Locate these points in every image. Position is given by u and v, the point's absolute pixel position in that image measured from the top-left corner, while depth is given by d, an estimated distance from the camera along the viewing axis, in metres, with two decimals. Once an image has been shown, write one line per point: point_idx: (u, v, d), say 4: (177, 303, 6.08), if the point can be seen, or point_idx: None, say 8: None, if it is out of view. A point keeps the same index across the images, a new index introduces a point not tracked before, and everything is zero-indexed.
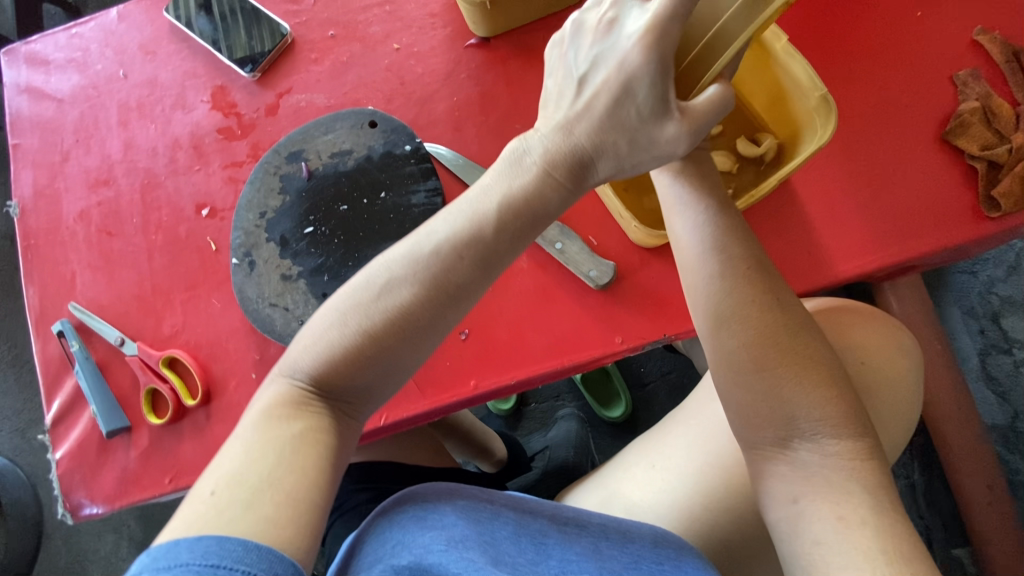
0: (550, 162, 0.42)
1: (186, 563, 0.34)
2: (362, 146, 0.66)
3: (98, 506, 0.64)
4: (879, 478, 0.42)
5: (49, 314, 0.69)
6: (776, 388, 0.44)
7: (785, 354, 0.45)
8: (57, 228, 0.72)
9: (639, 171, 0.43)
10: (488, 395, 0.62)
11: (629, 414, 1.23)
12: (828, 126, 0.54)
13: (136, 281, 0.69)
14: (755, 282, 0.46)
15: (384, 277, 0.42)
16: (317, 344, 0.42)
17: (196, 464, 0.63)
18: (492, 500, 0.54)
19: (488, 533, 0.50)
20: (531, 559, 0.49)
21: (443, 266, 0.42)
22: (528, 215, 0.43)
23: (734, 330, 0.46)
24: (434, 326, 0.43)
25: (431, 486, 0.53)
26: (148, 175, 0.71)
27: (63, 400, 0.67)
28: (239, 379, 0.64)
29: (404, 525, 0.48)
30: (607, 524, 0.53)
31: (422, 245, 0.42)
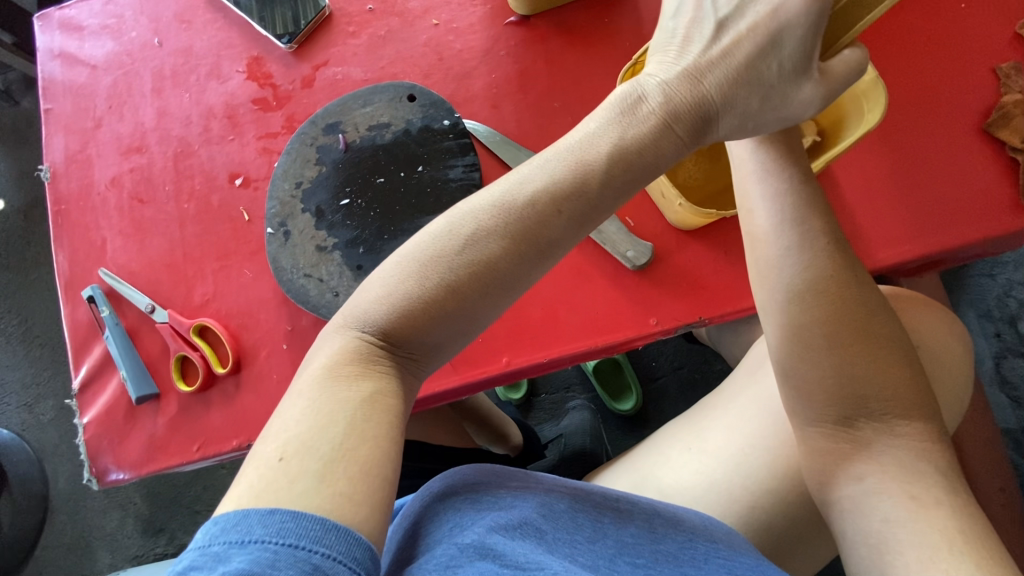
0: (670, 103, 0.42)
1: (262, 540, 0.34)
2: (400, 119, 0.66)
3: (125, 472, 0.64)
4: (944, 460, 0.44)
5: (78, 279, 0.69)
6: (851, 366, 0.45)
7: (862, 333, 0.45)
8: (88, 194, 0.71)
9: (757, 130, 0.45)
10: (521, 372, 0.62)
11: (640, 406, 1.23)
12: (876, 111, 0.53)
13: (168, 248, 0.69)
14: (831, 259, 0.47)
15: (472, 228, 0.41)
16: (389, 297, 0.42)
17: (224, 433, 0.63)
18: (543, 481, 0.54)
19: (546, 507, 0.49)
20: (588, 536, 0.48)
21: (531, 220, 0.41)
22: (639, 167, 0.42)
23: (809, 304, 0.46)
24: (516, 280, 0.42)
25: (481, 470, 0.54)
26: (181, 143, 0.71)
27: (91, 365, 0.66)
28: (269, 349, 0.64)
29: (460, 507, 0.48)
30: (656, 504, 0.54)
31: (513, 194, 0.41)
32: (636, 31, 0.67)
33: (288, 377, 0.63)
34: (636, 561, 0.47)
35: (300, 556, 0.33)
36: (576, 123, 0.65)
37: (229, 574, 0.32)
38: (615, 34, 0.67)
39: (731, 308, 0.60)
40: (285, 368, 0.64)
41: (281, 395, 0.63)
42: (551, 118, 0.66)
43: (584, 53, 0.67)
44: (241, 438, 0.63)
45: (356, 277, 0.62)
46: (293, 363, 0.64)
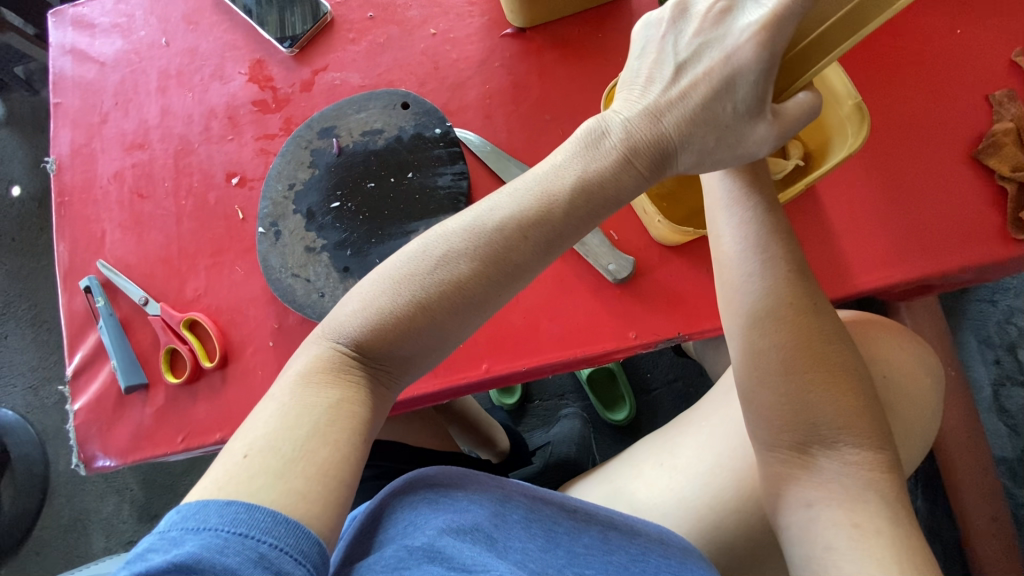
0: (627, 138, 0.44)
1: (216, 528, 0.35)
2: (393, 126, 0.67)
3: (111, 459, 0.66)
4: (894, 491, 0.44)
5: (77, 269, 0.71)
6: (805, 393, 0.45)
7: (819, 360, 0.46)
8: (91, 187, 0.74)
9: (716, 166, 0.46)
10: (500, 380, 0.62)
11: (632, 418, 1.23)
12: (860, 135, 0.53)
13: (164, 243, 0.70)
14: (793, 289, 0.47)
15: (443, 249, 0.43)
16: (364, 311, 0.43)
17: (209, 425, 0.65)
18: (504, 485, 0.55)
19: (500, 516, 0.51)
20: (540, 545, 0.50)
21: (498, 243, 0.43)
22: (600, 199, 0.44)
23: (769, 330, 0.47)
24: (484, 300, 0.43)
25: (444, 469, 0.55)
26: (182, 141, 0.73)
27: (84, 354, 0.68)
28: (256, 345, 0.66)
29: (415, 506, 0.50)
30: (615, 517, 0.54)
31: (481, 221, 0.43)
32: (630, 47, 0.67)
33: (273, 373, 0.65)
34: (584, 571, 0.48)
35: (249, 544, 0.35)
36: (566, 135, 0.66)
37: (181, 557, 0.34)
38: (609, 50, 0.68)
39: (709, 324, 0.60)
40: (270, 365, 0.65)
41: (265, 392, 0.64)
42: (542, 130, 0.67)
43: (576, 67, 0.68)
44: (224, 431, 0.64)
45: (342, 279, 0.64)
46: (278, 360, 0.65)
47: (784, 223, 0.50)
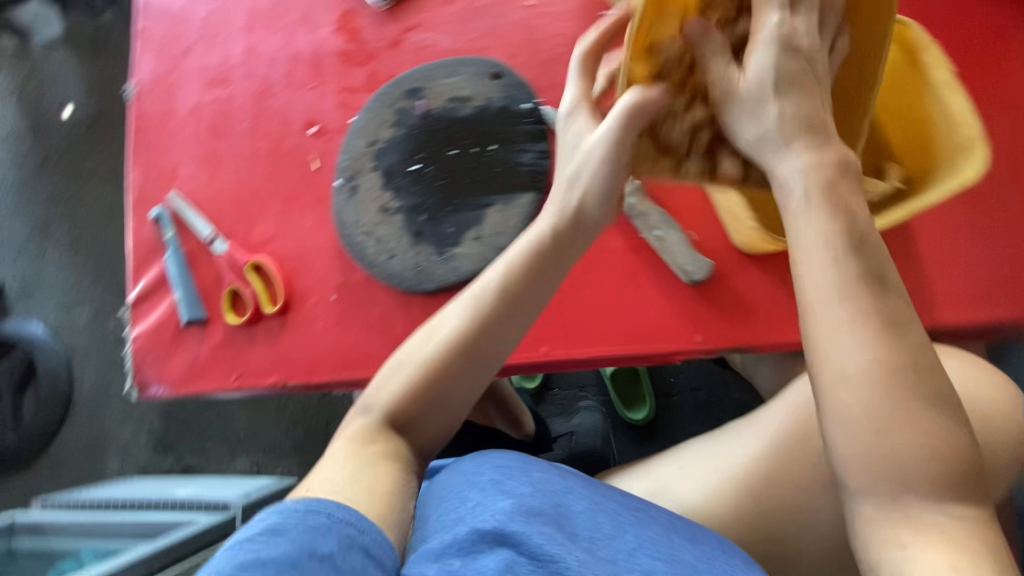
0: (569, 220, 0.48)
1: (312, 514, 0.40)
2: (482, 96, 0.66)
3: (166, 388, 0.67)
4: (988, 543, 0.38)
5: (148, 198, 0.72)
6: (901, 423, 0.38)
7: (914, 386, 0.38)
8: (169, 118, 0.73)
9: (593, 181, 0.47)
10: (557, 364, 0.62)
11: (650, 418, 1.24)
12: (974, 168, 0.51)
13: (236, 183, 0.70)
14: (878, 315, 0.39)
15: (442, 315, 0.49)
16: (388, 386, 0.48)
17: (264, 369, 0.65)
18: (566, 478, 0.56)
19: (563, 504, 0.51)
20: (607, 534, 0.49)
21: (494, 307, 0.47)
22: (554, 255, 0.48)
23: (863, 347, 0.39)
24: (492, 349, 0.48)
25: (506, 455, 0.58)
26: (263, 84, 0.72)
27: (148, 282, 0.69)
28: (318, 297, 0.66)
29: (483, 488, 0.51)
30: (676, 518, 0.54)
31: (466, 297, 0.48)
32: None
33: (332, 326, 0.65)
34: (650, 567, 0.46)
35: (343, 526, 0.40)
36: None
37: (286, 541, 0.38)
38: None
39: (776, 337, 0.59)
40: (330, 318, 0.65)
41: (323, 343, 0.65)
42: None
43: None
44: (278, 375, 0.65)
45: (413, 243, 0.64)
46: (338, 315, 0.65)
47: (873, 239, 0.41)
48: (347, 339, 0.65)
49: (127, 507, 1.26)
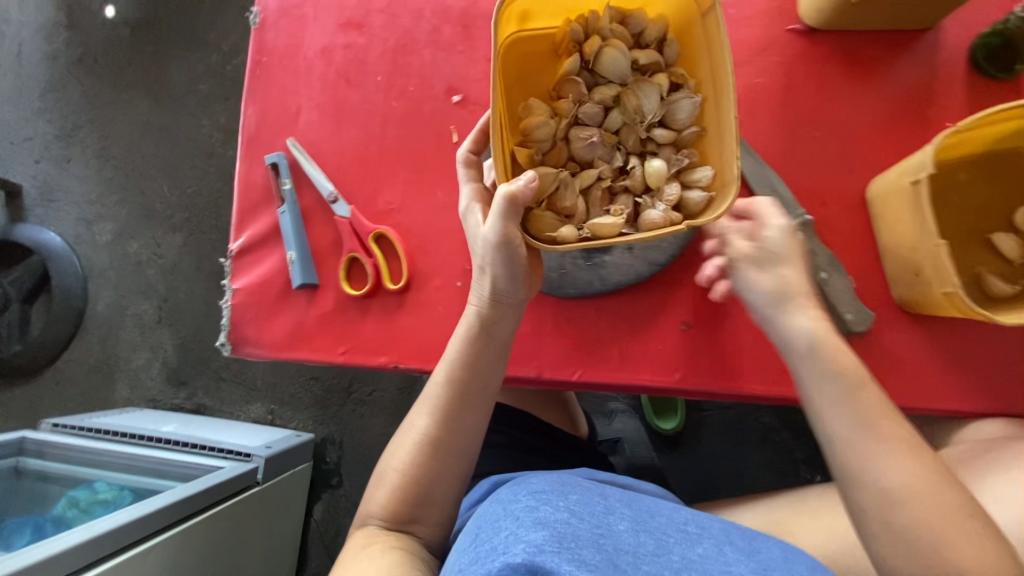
0: (488, 305, 0.56)
1: None
2: None
3: (263, 350, 0.63)
4: None
5: (263, 141, 0.66)
6: (930, 524, 0.43)
7: (931, 490, 0.44)
8: (295, 56, 0.67)
9: (504, 271, 0.54)
10: (686, 392, 0.60)
11: (678, 430, 1.22)
12: None
13: (363, 141, 0.65)
14: (910, 441, 0.46)
15: (403, 433, 0.59)
16: (385, 485, 0.58)
17: (374, 347, 0.61)
18: (604, 497, 0.55)
19: (603, 526, 0.48)
20: (652, 550, 0.47)
21: (451, 401, 0.57)
22: (482, 337, 0.56)
23: (872, 467, 0.46)
24: (456, 419, 0.57)
25: (543, 481, 0.56)
26: (405, 36, 0.66)
27: (255, 234, 0.64)
28: (442, 280, 0.62)
29: (517, 518, 0.47)
30: (728, 531, 0.54)
31: (427, 395, 0.59)
32: (925, 87, 0.61)
33: (454, 314, 0.61)
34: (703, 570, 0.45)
35: None
36: (827, 161, 0.61)
37: None
38: (901, 82, 0.61)
39: (925, 405, 0.57)
40: (454, 305, 0.61)
41: (442, 331, 0.61)
42: (803, 148, 0.61)
43: (860, 92, 0.61)
44: (390, 356, 0.61)
45: None
46: (462, 303, 0.61)
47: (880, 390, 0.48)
48: None
49: (130, 441, 1.12)
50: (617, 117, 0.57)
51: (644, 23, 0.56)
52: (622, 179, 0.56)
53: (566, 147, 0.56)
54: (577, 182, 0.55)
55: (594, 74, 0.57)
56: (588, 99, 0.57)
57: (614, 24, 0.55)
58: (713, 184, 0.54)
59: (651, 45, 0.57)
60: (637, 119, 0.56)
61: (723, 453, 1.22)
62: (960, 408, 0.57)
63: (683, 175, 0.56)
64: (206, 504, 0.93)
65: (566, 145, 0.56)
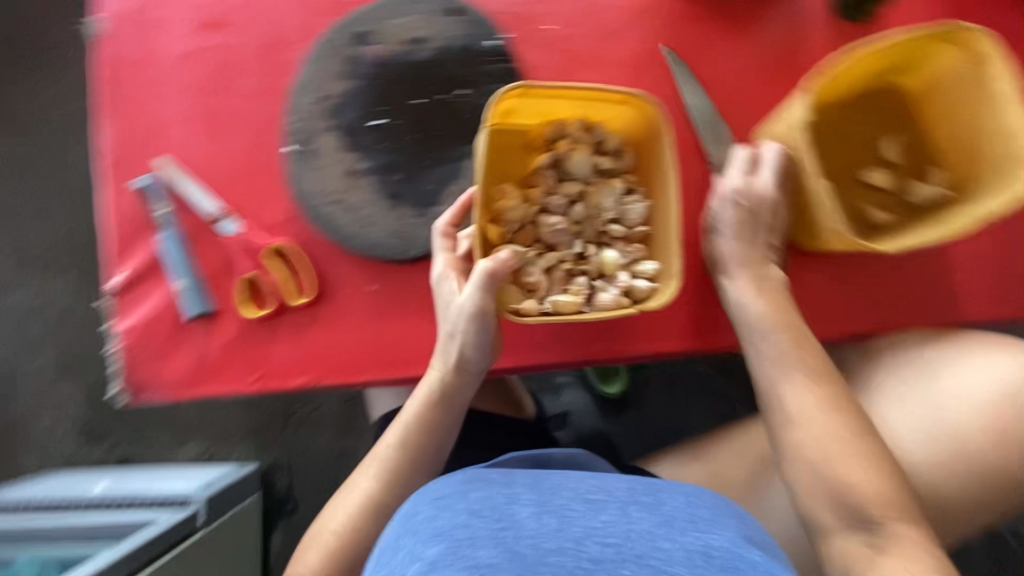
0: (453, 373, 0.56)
1: None
2: (441, 36, 0.59)
3: (164, 393, 0.57)
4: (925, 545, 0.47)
5: (129, 164, 0.59)
6: (844, 479, 0.49)
7: (847, 455, 0.50)
8: (151, 66, 0.60)
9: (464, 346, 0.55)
10: (613, 360, 0.61)
11: (625, 393, 1.19)
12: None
13: (244, 150, 0.59)
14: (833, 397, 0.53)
15: (351, 490, 0.59)
16: (319, 545, 0.57)
17: (289, 368, 0.58)
18: (513, 481, 0.53)
19: (504, 518, 0.48)
20: (553, 530, 0.47)
21: (405, 459, 0.58)
22: (438, 404, 0.57)
23: (806, 437, 0.52)
24: (406, 480, 0.58)
25: (445, 482, 0.53)
26: (274, 33, 0.60)
27: (133, 269, 0.58)
28: (353, 288, 0.58)
29: (417, 534, 0.47)
30: (633, 487, 0.54)
31: (381, 452, 0.59)
32: (792, 37, 0.64)
33: (370, 323, 0.58)
34: (607, 542, 0.47)
35: None
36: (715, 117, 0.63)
37: None
38: (771, 34, 0.64)
39: (833, 333, 0.60)
40: (369, 311, 0.58)
41: (360, 339, 0.58)
42: (692, 107, 0.62)
43: (741, 52, 0.63)
44: (307, 375, 0.58)
45: (393, 207, 0.57)
46: (378, 308, 0.58)
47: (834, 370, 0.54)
48: (387, 335, 0.58)
49: (44, 510, 1.01)
50: (582, 211, 0.58)
51: (606, 133, 0.58)
52: (581, 264, 0.57)
53: (534, 231, 0.57)
54: (542, 261, 0.56)
55: (562, 171, 0.58)
56: (556, 192, 0.58)
57: (581, 133, 0.57)
58: (658, 275, 0.55)
59: (611, 153, 0.59)
60: (596, 214, 0.58)
61: (669, 411, 1.20)
62: (860, 331, 0.60)
63: (630, 266, 0.57)
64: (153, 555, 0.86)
65: (533, 229, 0.57)
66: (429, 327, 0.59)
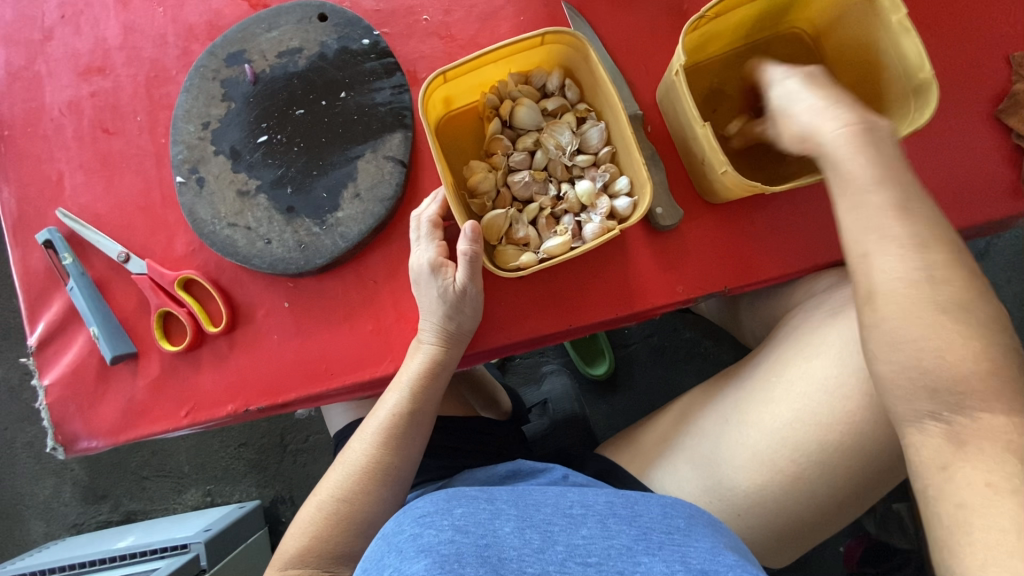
0: (445, 342, 0.55)
1: None
2: (313, 43, 0.59)
3: (98, 440, 0.57)
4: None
5: (31, 220, 0.60)
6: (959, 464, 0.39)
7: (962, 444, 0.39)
8: (39, 120, 0.61)
9: (466, 303, 0.54)
10: (538, 341, 0.59)
11: (611, 372, 1.16)
12: (924, 111, 0.49)
13: (142, 189, 0.59)
14: (939, 297, 0.41)
15: (347, 457, 0.56)
16: (302, 528, 0.53)
17: (217, 398, 0.57)
18: (494, 495, 0.48)
19: (489, 534, 0.43)
20: (536, 549, 0.43)
21: (400, 428, 0.55)
22: (435, 370, 0.55)
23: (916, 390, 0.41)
24: (402, 448, 0.55)
25: (427, 499, 0.47)
26: (154, 67, 0.61)
27: (50, 323, 0.58)
28: (268, 306, 0.58)
29: (403, 552, 0.41)
30: (613, 500, 0.48)
31: (376, 418, 0.55)
32: None
33: (290, 337, 0.58)
34: (588, 561, 0.42)
35: None
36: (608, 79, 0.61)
37: None
38: None
39: (754, 279, 0.58)
40: (286, 328, 0.58)
41: (282, 357, 0.57)
42: None
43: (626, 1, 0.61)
44: (237, 401, 0.57)
45: (290, 221, 0.57)
46: (295, 323, 0.58)
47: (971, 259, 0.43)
48: (310, 351, 0.57)
49: None
50: (543, 156, 0.58)
51: (544, 76, 0.58)
52: (561, 204, 0.57)
53: (509, 193, 0.58)
54: (524, 215, 0.57)
55: (515, 128, 0.59)
56: (514, 150, 0.59)
57: (521, 85, 0.58)
58: (633, 189, 0.55)
59: (556, 93, 0.58)
60: (559, 154, 0.57)
61: (660, 380, 1.16)
62: (781, 272, 0.59)
63: (606, 188, 0.56)
64: None
65: (507, 190, 0.58)
66: (343, 335, 0.57)
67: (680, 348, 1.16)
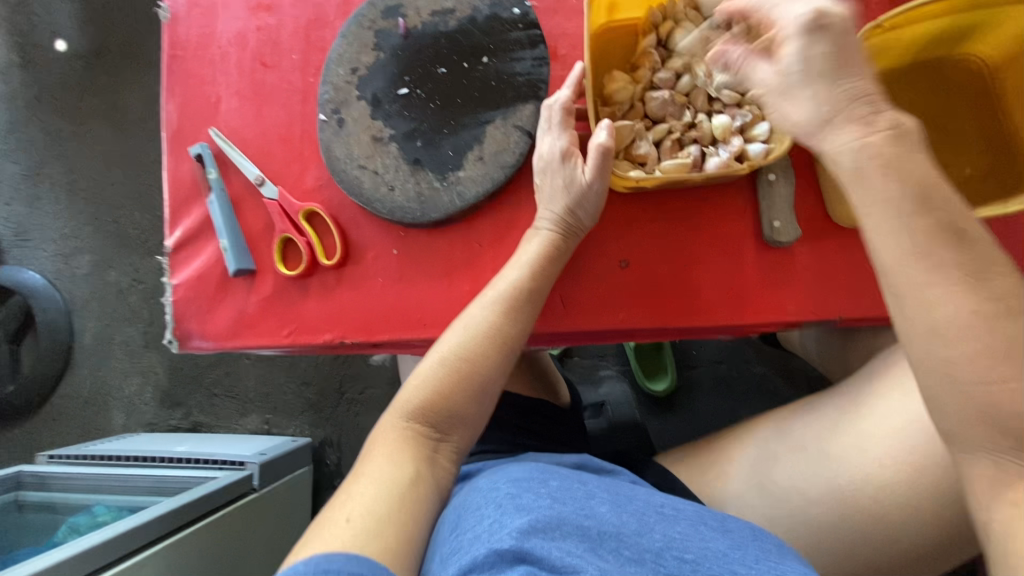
0: (562, 231, 0.55)
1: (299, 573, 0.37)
2: (466, 6, 0.60)
3: (209, 342, 0.62)
4: None
5: (187, 134, 0.65)
6: None
7: None
8: (209, 45, 0.66)
9: (589, 200, 0.54)
10: (625, 334, 0.58)
11: (671, 390, 1.13)
12: None
13: (285, 121, 0.64)
14: None
15: (464, 319, 0.53)
16: (419, 382, 0.51)
17: (318, 325, 0.60)
18: (586, 479, 0.48)
19: (586, 508, 0.44)
20: (634, 531, 0.43)
21: (522, 301, 0.53)
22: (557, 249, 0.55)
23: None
24: (521, 321, 0.53)
25: (521, 469, 0.49)
26: (316, 11, 0.65)
27: (187, 229, 0.64)
28: (377, 251, 0.61)
29: (501, 505, 0.43)
30: (702, 510, 0.48)
31: (497, 287, 0.53)
32: None
33: (392, 282, 0.60)
34: (684, 557, 0.41)
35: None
36: None
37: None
38: None
39: (870, 313, 0.55)
40: (390, 275, 0.60)
41: (382, 300, 0.60)
42: None
43: None
44: (335, 331, 0.60)
45: (414, 172, 0.59)
46: (399, 271, 0.60)
47: None
48: (408, 300, 0.60)
49: (123, 463, 1.09)
50: (690, 81, 0.56)
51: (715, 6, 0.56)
52: (691, 132, 0.55)
53: (642, 109, 0.56)
54: (651, 133, 0.55)
55: (669, 49, 0.57)
56: (661, 68, 0.56)
57: (689, 9, 0.56)
58: (773, 137, 0.54)
59: None
60: (706, 82, 0.55)
61: (720, 409, 1.12)
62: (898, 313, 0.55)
63: (744, 131, 0.55)
64: (205, 510, 0.88)
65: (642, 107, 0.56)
66: (443, 291, 0.59)
67: (747, 382, 1.12)
